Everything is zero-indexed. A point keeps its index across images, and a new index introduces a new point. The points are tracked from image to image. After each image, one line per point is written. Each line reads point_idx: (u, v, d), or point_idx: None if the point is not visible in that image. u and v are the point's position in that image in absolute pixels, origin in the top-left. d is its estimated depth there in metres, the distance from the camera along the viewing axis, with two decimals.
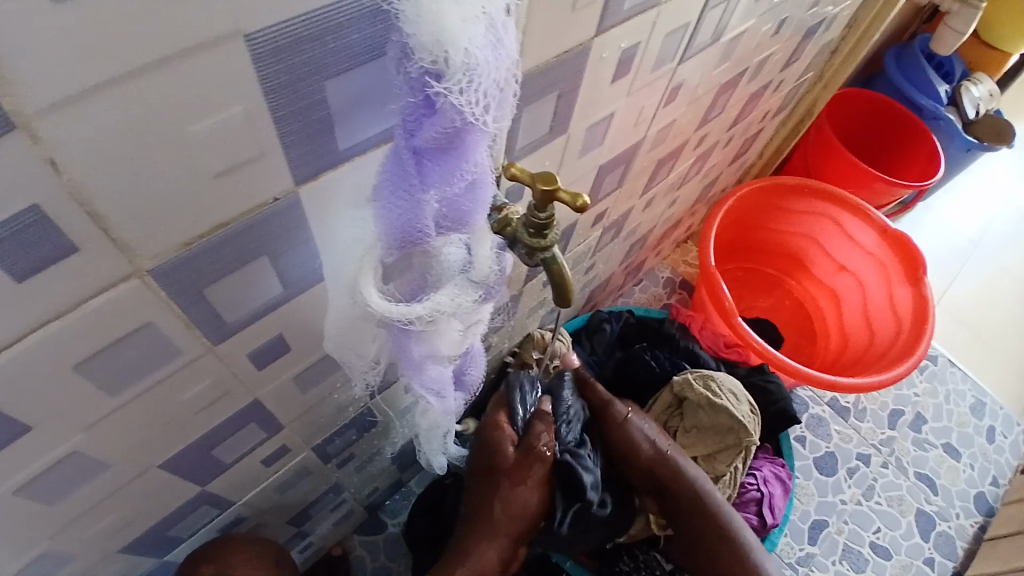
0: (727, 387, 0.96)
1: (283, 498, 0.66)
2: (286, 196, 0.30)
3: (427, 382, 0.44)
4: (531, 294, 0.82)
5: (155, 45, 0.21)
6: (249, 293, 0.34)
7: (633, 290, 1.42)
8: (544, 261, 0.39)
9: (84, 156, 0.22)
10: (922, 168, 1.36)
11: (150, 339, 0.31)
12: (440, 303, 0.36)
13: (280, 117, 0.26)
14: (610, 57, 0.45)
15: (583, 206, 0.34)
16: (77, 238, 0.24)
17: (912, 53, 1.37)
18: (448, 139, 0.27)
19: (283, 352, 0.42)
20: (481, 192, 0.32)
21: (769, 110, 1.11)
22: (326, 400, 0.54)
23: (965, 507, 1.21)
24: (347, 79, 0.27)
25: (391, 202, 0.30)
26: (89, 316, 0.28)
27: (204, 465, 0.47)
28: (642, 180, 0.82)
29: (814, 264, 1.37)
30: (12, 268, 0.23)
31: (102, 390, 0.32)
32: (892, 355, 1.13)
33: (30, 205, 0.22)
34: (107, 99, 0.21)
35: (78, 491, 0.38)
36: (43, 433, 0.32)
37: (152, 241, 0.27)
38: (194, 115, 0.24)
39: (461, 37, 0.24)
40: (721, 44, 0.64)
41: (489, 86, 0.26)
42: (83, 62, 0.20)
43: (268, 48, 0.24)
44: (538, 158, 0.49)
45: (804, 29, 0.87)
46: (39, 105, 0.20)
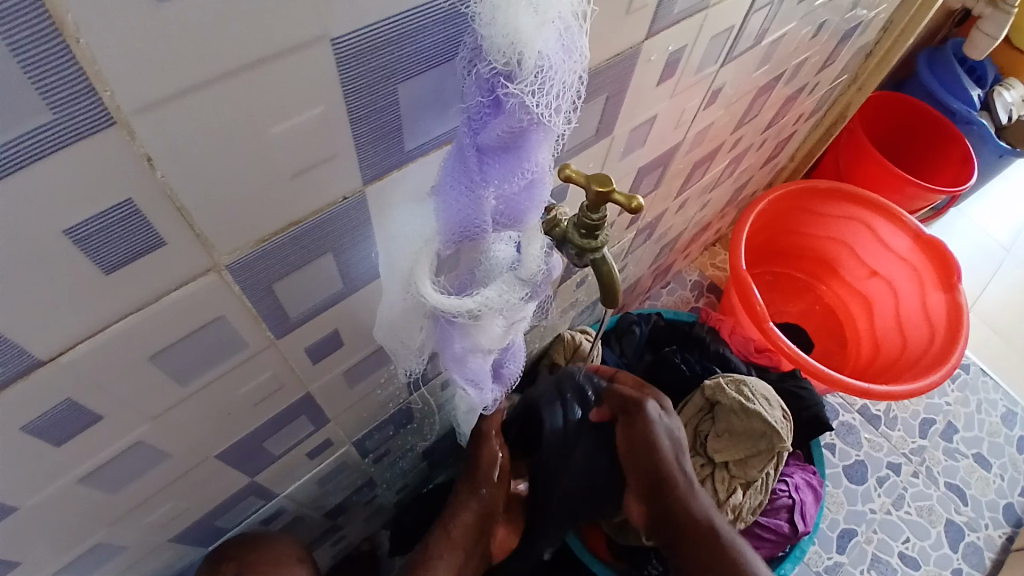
0: (760, 392, 0.95)
1: (321, 492, 0.68)
2: (353, 195, 0.31)
3: (466, 374, 0.45)
4: (564, 295, 0.82)
5: (248, 47, 0.22)
6: (311, 289, 0.35)
7: (661, 293, 1.42)
8: (593, 262, 0.40)
9: (177, 153, 0.23)
10: (957, 172, 1.34)
11: (218, 333, 0.32)
12: (490, 299, 0.36)
13: (356, 119, 0.27)
14: (657, 60, 0.46)
15: (637, 207, 0.35)
16: (164, 233, 0.25)
17: (944, 57, 1.35)
18: (512, 138, 0.28)
19: (335, 347, 0.43)
20: (539, 192, 0.33)
21: (804, 112, 1.10)
22: (369, 396, 0.55)
23: (994, 518, 1.19)
24: (418, 79, 0.28)
25: (451, 198, 0.31)
26: (167, 308, 0.29)
27: (254, 457, 0.48)
28: (677, 182, 0.82)
29: (845, 269, 1.36)
30: (101, 260, 0.25)
31: (171, 380, 0.33)
32: (926, 362, 1.11)
33: (125, 200, 0.23)
34: (202, 99, 0.22)
35: (139, 479, 0.39)
36: (114, 421, 0.33)
37: (230, 237, 0.28)
38: (277, 117, 0.25)
39: (537, 40, 0.24)
40: (761, 47, 0.64)
41: (559, 88, 0.27)
42: (184, 64, 0.21)
43: (350, 53, 0.25)
44: (583, 159, 0.49)
45: (841, 32, 0.86)
46: (140, 104, 0.21)
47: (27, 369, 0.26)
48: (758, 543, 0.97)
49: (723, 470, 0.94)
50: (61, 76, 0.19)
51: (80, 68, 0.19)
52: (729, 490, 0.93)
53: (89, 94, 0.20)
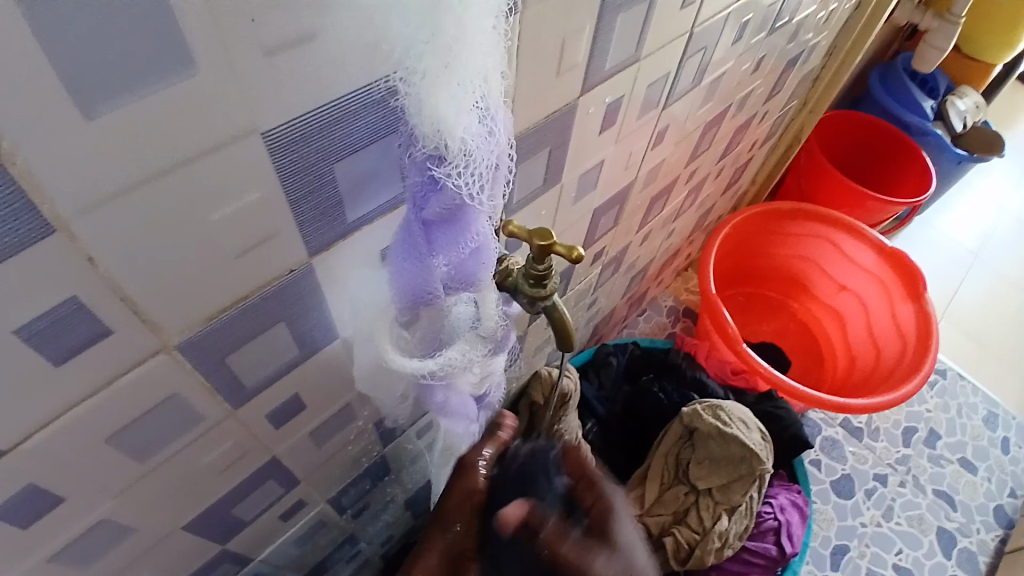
0: (737, 415, 0.96)
1: (300, 552, 0.67)
2: (300, 267, 0.32)
3: (453, 425, 0.46)
4: (535, 333, 0.84)
5: (182, 147, 0.23)
6: (266, 357, 0.36)
7: (637, 321, 1.44)
8: (544, 308, 0.41)
9: (121, 250, 0.24)
10: (915, 188, 1.39)
11: (174, 408, 0.33)
12: (451, 358, 0.39)
13: (292, 199, 0.29)
14: (596, 111, 0.48)
15: (577, 257, 0.36)
16: (110, 321, 0.26)
17: (896, 72, 1.42)
18: (450, 213, 0.30)
19: (299, 409, 0.43)
20: (487, 256, 0.34)
21: (758, 139, 1.14)
22: (340, 452, 0.55)
23: (985, 521, 1.20)
24: (351, 159, 0.30)
25: (403, 268, 0.32)
26: (120, 391, 0.29)
27: (224, 524, 0.48)
28: (637, 216, 0.84)
29: (815, 285, 1.39)
30: (51, 353, 0.25)
31: (131, 458, 0.34)
32: (899, 374, 1.13)
33: (70, 297, 0.24)
34: (139, 197, 0.23)
35: (105, 557, 0.39)
36: (75, 503, 0.33)
37: (177, 320, 0.29)
38: (214, 206, 0.26)
39: (458, 126, 0.26)
40: (703, 84, 0.67)
41: (485, 165, 0.28)
42: (122, 168, 0.22)
43: (281, 142, 0.26)
44: (533, 208, 0.51)
45: (784, 63, 0.90)
46: (76, 211, 0.22)
47: None
48: (747, 569, 0.97)
49: (708, 497, 0.96)
50: (2, 193, 0.20)
51: (19, 186, 0.20)
52: (715, 517, 0.95)
53: (27, 207, 0.21)
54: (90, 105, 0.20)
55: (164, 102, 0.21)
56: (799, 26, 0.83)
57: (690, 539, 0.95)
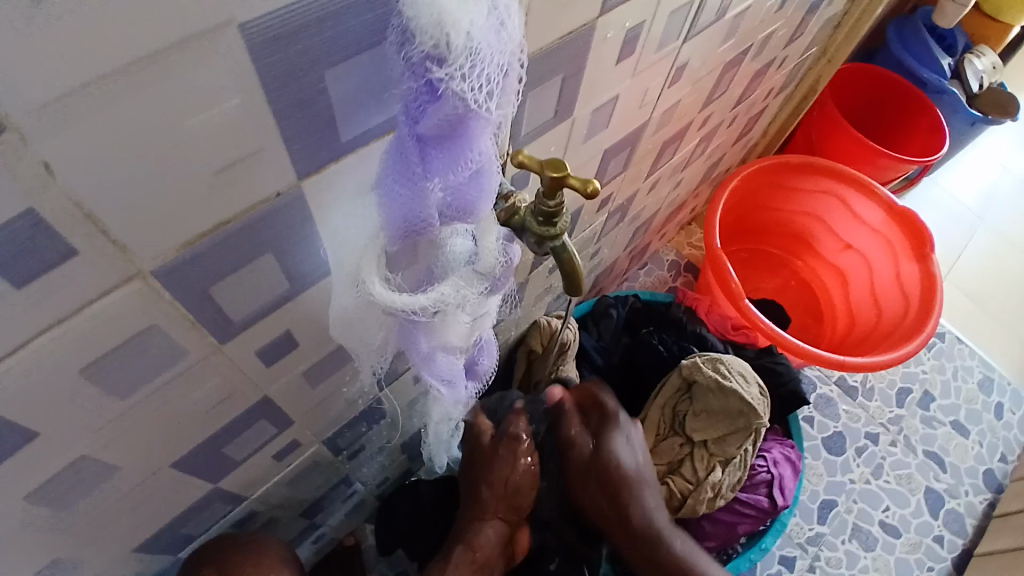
0: (736, 369, 0.95)
1: (294, 493, 0.66)
2: (288, 192, 0.29)
3: (437, 374, 0.43)
4: (536, 282, 0.82)
5: (147, 37, 0.20)
6: (254, 291, 0.33)
7: (638, 274, 1.42)
8: (553, 249, 0.38)
9: (81, 158, 0.21)
10: (926, 141, 1.35)
11: (155, 341, 0.31)
12: (444, 294, 0.35)
13: (278, 109, 0.26)
14: (614, 38, 0.44)
15: (592, 190, 0.33)
16: (76, 242, 0.24)
17: (914, 25, 1.36)
18: (450, 126, 0.27)
19: (290, 349, 0.41)
20: (487, 182, 0.31)
21: (774, 87, 1.09)
22: (334, 394, 0.54)
23: (974, 484, 1.21)
24: (345, 68, 0.26)
25: (394, 191, 0.29)
26: (93, 320, 0.27)
27: (215, 464, 0.47)
28: (646, 162, 0.81)
29: (820, 243, 1.36)
30: (11, 273, 0.23)
31: (109, 393, 0.32)
32: (901, 334, 1.12)
33: (28, 210, 0.21)
34: (99, 96, 0.20)
35: (88, 495, 0.38)
36: (51, 439, 0.31)
37: (150, 243, 0.26)
38: (187, 113, 0.23)
39: (463, 18, 0.23)
40: (725, 20, 0.63)
41: (493, 70, 0.25)
42: (78, 57, 0.19)
43: (263, 40, 0.23)
44: (542, 143, 0.48)
45: (808, 4, 0.85)
46: (27, 108, 0.19)
47: None
48: (738, 519, 0.98)
49: (702, 449, 0.96)
50: None
51: None
52: (709, 468, 0.95)
53: None
54: None
55: None
56: None
57: (684, 489, 0.94)
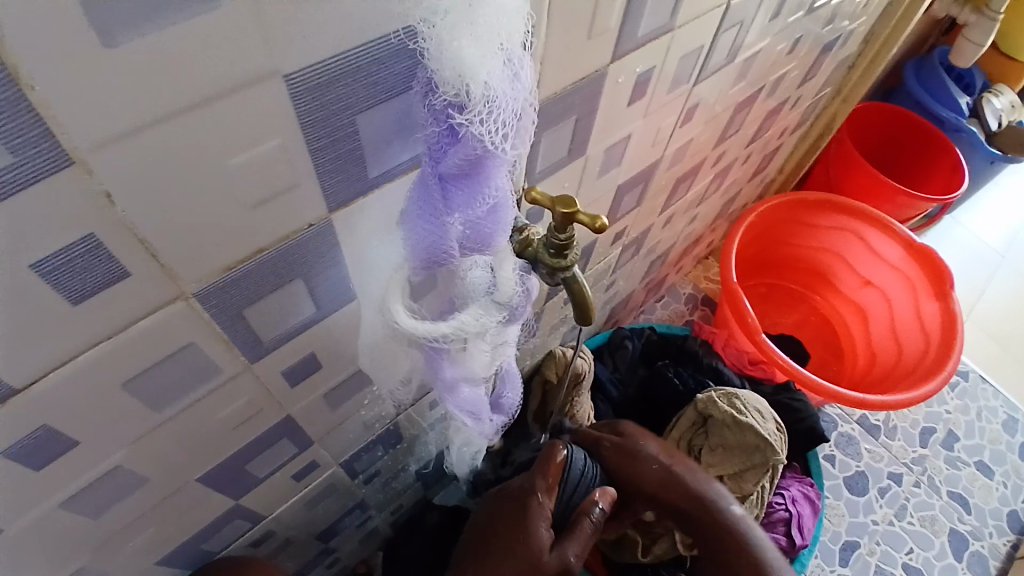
0: (752, 404, 0.95)
1: (311, 514, 0.68)
2: (319, 222, 0.32)
3: (462, 405, 0.45)
4: (552, 312, 0.84)
5: (202, 86, 0.23)
6: (283, 314, 0.36)
7: (655, 307, 1.43)
8: (564, 279, 0.40)
9: (136, 189, 0.24)
10: (947, 181, 1.35)
11: (190, 359, 0.33)
12: (466, 323, 0.36)
13: (314, 149, 0.28)
14: (626, 81, 0.47)
15: (600, 226, 0.36)
16: (128, 264, 0.26)
17: (930, 64, 1.37)
18: (471, 167, 0.29)
19: (314, 370, 0.43)
20: (504, 217, 0.33)
21: (788, 125, 1.12)
22: (353, 416, 0.55)
23: (997, 526, 1.18)
24: (375, 112, 0.29)
25: (420, 227, 0.31)
26: (137, 336, 0.29)
27: (237, 481, 0.48)
28: (660, 198, 0.83)
29: (839, 279, 1.36)
30: (69, 290, 0.25)
31: (145, 406, 0.34)
32: (921, 371, 1.10)
33: (88, 234, 0.24)
34: (156, 135, 0.23)
35: (119, 505, 0.40)
36: (91, 446, 0.33)
37: (194, 267, 0.28)
38: (232, 150, 0.25)
39: (481, 72, 0.26)
40: (736, 63, 0.65)
41: (508, 115, 0.28)
42: (143, 101, 0.22)
43: (302, 87, 0.25)
44: (557, 180, 0.50)
45: (820, 45, 0.88)
46: (96, 144, 0.22)
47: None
48: None
49: (719, 484, 0.94)
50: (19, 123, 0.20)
51: (37, 115, 0.20)
52: None
53: (48, 137, 0.21)
54: (109, 32, 0.20)
55: (184, 37, 0.21)
56: (838, 8, 0.80)
57: None
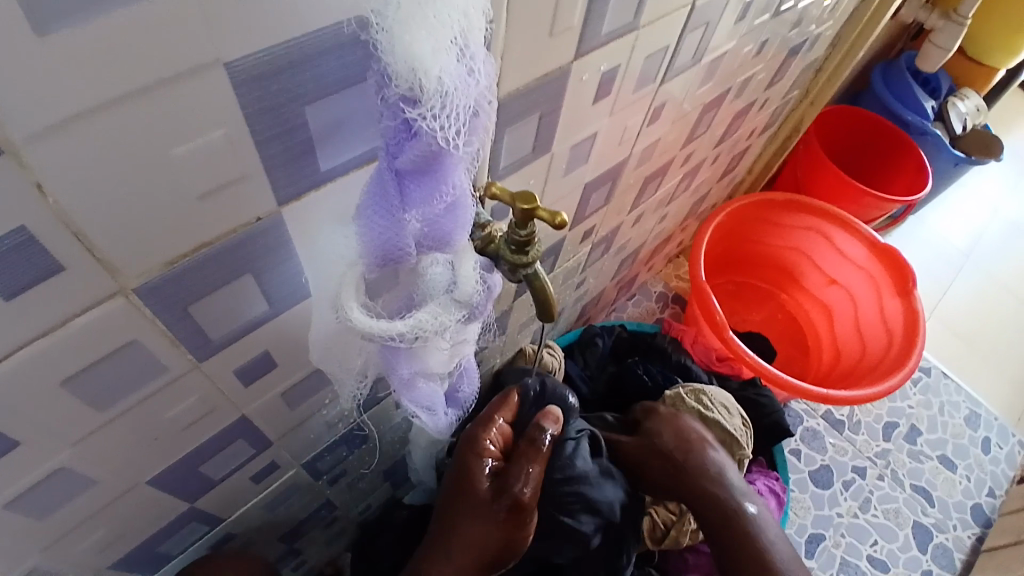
0: (719, 400, 0.96)
1: (273, 516, 0.66)
2: (269, 216, 0.31)
3: (418, 399, 0.44)
4: (522, 310, 0.83)
5: (141, 74, 0.22)
6: (234, 310, 0.35)
7: (626, 305, 1.43)
8: (526, 277, 0.40)
9: (69, 179, 0.23)
10: (912, 180, 1.38)
11: (135, 356, 0.32)
12: (422, 321, 0.35)
13: (261, 141, 0.27)
14: (591, 79, 0.47)
15: (561, 223, 0.35)
16: (63, 258, 0.25)
17: (898, 70, 1.41)
18: (426, 161, 0.28)
19: (269, 368, 0.42)
20: (461, 214, 0.33)
21: (757, 127, 1.13)
22: (315, 416, 0.54)
23: (962, 518, 1.21)
24: (325, 103, 0.28)
25: (373, 223, 0.31)
26: (76, 333, 0.28)
27: (192, 482, 0.47)
28: (629, 197, 0.83)
29: (805, 277, 1.39)
30: (0, 286, 0.24)
31: (88, 405, 0.32)
32: (883, 368, 1.13)
33: (18, 227, 0.23)
34: (90, 124, 0.22)
35: (64, 508, 0.38)
36: (31, 448, 0.32)
37: (135, 260, 0.27)
38: (173, 141, 0.24)
39: (434, 67, 0.25)
40: (703, 64, 0.65)
41: (462, 111, 0.27)
42: (75, 88, 0.21)
43: (246, 77, 0.25)
44: (522, 177, 0.50)
45: (788, 48, 0.89)
46: (23, 132, 0.21)
47: None
48: None
49: None
50: None
51: None
52: None
53: None
54: (37, 17, 0.19)
55: (118, 21, 0.20)
56: (804, 11, 0.82)
57: None
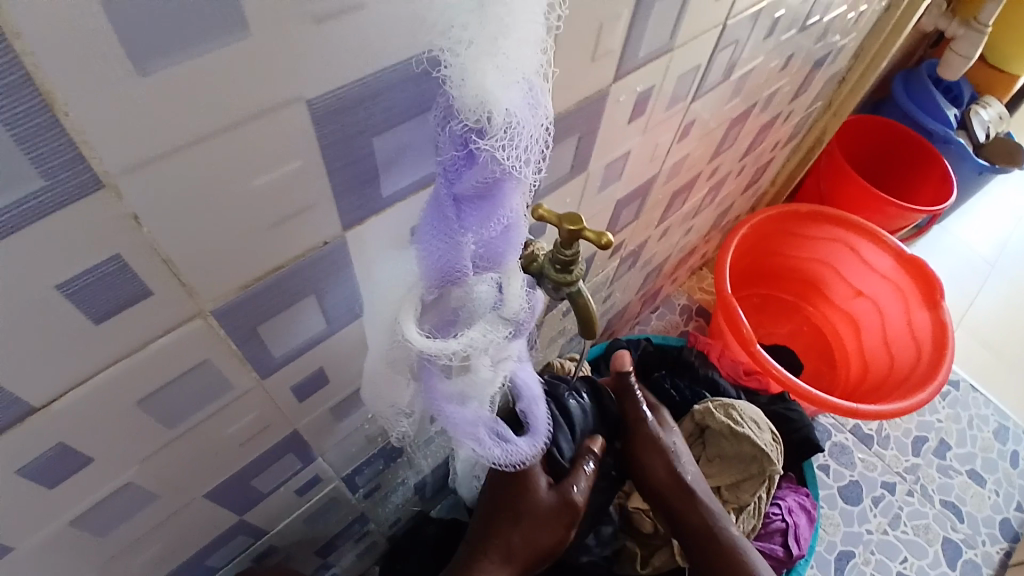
0: (749, 414, 0.96)
1: (311, 530, 0.67)
2: (334, 240, 0.33)
3: (467, 426, 0.45)
4: (551, 324, 0.84)
5: (229, 113, 0.23)
6: (294, 331, 0.36)
7: (650, 318, 1.43)
8: (569, 295, 0.41)
9: (161, 211, 0.25)
10: (935, 192, 1.37)
11: (204, 375, 0.34)
12: (473, 338, 0.37)
13: (332, 170, 0.29)
14: (626, 100, 0.48)
15: (606, 243, 0.36)
16: (150, 283, 0.27)
17: (919, 79, 1.40)
18: (486, 188, 0.30)
19: (321, 385, 0.44)
20: (514, 235, 0.34)
21: (781, 139, 1.13)
22: (357, 430, 0.56)
23: (991, 534, 1.19)
24: (392, 134, 0.30)
25: (431, 244, 0.32)
26: (155, 353, 0.30)
27: (242, 496, 0.49)
28: (657, 211, 0.84)
29: (830, 289, 1.38)
30: (92, 310, 0.26)
31: (158, 422, 0.34)
32: (913, 380, 1.12)
33: (114, 255, 0.25)
34: (183, 160, 0.24)
35: (128, 521, 0.40)
36: (104, 463, 0.34)
37: (212, 285, 0.29)
38: (254, 173, 0.26)
39: (503, 100, 0.26)
40: (731, 80, 0.66)
41: (525, 141, 0.28)
42: (172, 128, 0.22)
43: (325, 112, 0.26)
44: (558, 197, 0.51)
45: (812, 61, 0.89)
46: (124, 169, 0.22)
47: (20, 417, 0.27)
48: None
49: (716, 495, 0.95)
50: (52, 145, 0.20)
51: (70, 139, 0.20)
52: None
53: (79, 162, 0.21)
54: (143, 61, 0.20)
55: (213, 65, 0.22)
56: (829, 25, 0.82)
57: None
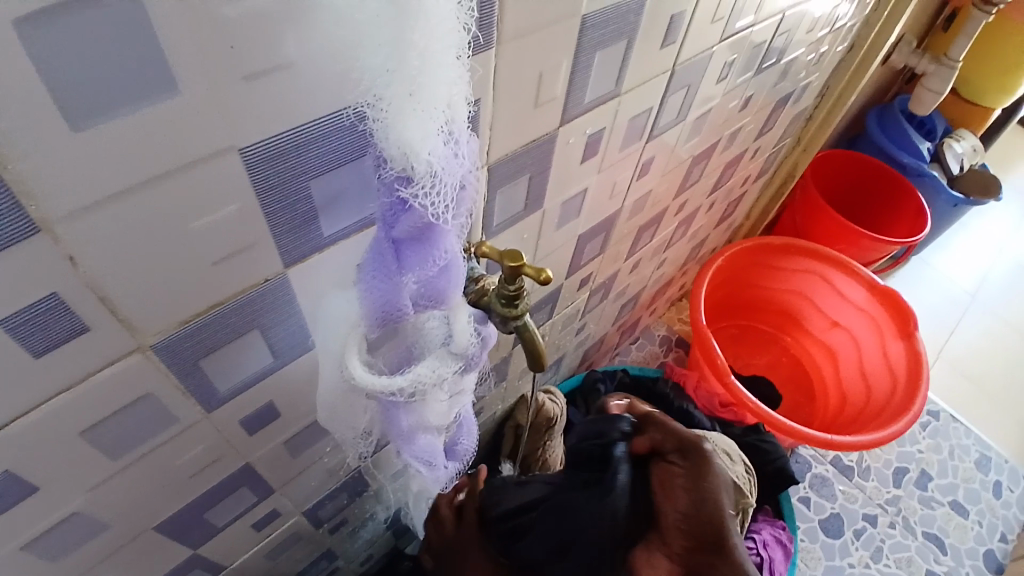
0: (721, 446, 0.97)
1: (272, 565, 0.67)
2: (276, 277, 0.34)
3: (418, 453, 0.46)
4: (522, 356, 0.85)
5: (164, 160, 0.25)
6: (241, 364, 0.37)
7: (629, 349, 1.45)
8: (518, 328, 0.42)
9: (100, 252, 0.26)
10: (911, 225, 1.40)
11: (149, 407, 0.34)
12: (421, 374, 0.38)
13: (269, 212, 0.30)
14: (577, 141, 0.50)
15: (545, 278, 0.38)
16: (90, 319, 0.28)
17: (892, 113, 1.43)
18: (420, 230, 0.31)
19: (273, 418, 0.45)
20: (454, 274, 0.35)
21: (750, 174, 1.17)
22: (317, 463, 0.56)
23: (975, 565, 1.19)
24: (327, 177, 0.31)
25: (373, 286, 0.33)
26: (98, 385, 0.31)
27: (196, 529, 0.49)
28: (625, 244, 0.86)
29: (808, 320, 1.40)
30: (32, 345, 0.27)
31: (103, 453, 0.35)
32: (888, 413, 1.13)
33: (51, 293, 0.26)
34: (120, 204, 0.25)
35: (76, 552, 0.40)
36: (48, 494, 0.34)
37: (153, 320, 0.30)
38: (193, 215, 0.28)
39: (423, 150, 0.28)
40: (688, 119, 0.69)
41: (451, 187, 0.30)
42: (108, 175, 0.24)
43: (259, 158, 0.28)
44: (515, 233, 0.53)
45: (774, 100, 0.93)
46: (63, 213, 0.24)
47: None
48: None
49: None
50: None
51: (8, 188, 0.22)
52: None
53: (16, 209, 0.22)
54: (78, 117, 0.22)
55: (148, 117, 0.23)
56: (789, 65, 0.86)
57: None
